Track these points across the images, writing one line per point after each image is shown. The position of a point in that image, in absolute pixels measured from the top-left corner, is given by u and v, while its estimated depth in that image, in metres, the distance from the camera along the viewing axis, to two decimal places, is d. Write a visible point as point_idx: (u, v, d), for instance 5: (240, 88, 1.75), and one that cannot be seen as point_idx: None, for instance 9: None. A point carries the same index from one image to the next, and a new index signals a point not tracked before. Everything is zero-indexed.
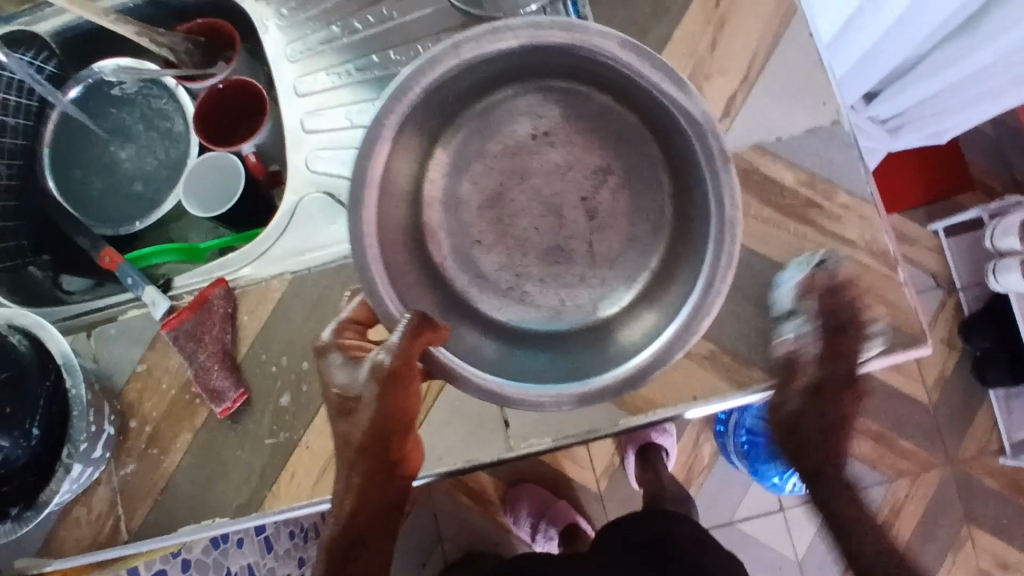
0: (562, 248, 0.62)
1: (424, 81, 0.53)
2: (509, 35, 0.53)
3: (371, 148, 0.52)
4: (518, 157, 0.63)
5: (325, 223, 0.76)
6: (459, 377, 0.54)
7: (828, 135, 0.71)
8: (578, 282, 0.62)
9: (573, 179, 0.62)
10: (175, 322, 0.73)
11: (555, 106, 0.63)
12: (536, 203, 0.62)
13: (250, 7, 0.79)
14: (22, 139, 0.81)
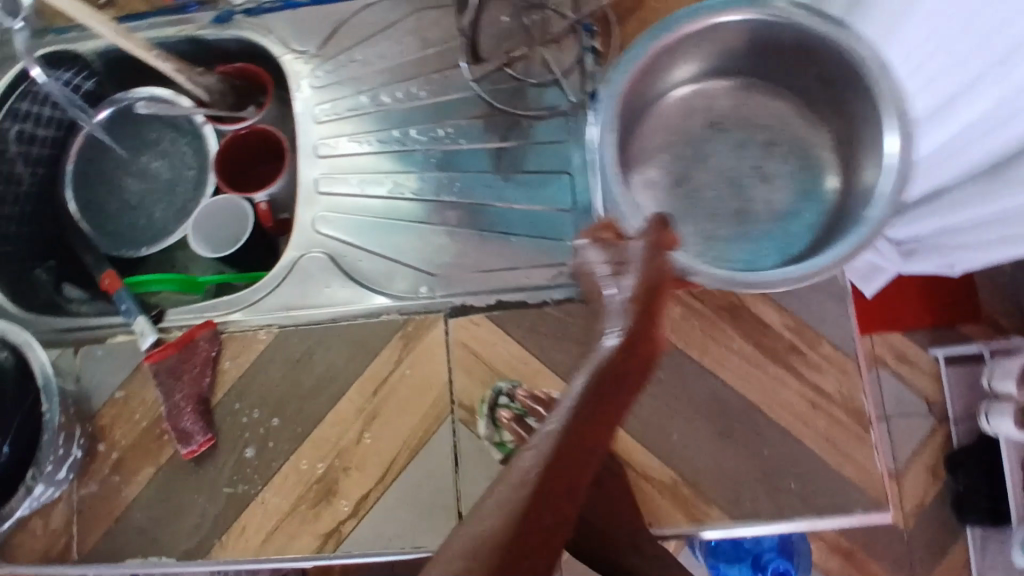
0: (748, 211, 0.73)
1: (655, 38, 0.66)
2: (726, 12, 0.66)
3: (632, 58, 0.66)
4: (696, 147, 0.76)
5: (320, 284, 0.78)
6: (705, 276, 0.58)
7: (821, 283, 0.71)
8: (747, 225, 0.73)
9: (747, 155, 0.75)
10: (158, 356, 0.75)
11: (726, 99, 0.77)
12: (717, 178, 0.74)
13: (287, 63, 0.82)
14: (49, 148, 0.84)
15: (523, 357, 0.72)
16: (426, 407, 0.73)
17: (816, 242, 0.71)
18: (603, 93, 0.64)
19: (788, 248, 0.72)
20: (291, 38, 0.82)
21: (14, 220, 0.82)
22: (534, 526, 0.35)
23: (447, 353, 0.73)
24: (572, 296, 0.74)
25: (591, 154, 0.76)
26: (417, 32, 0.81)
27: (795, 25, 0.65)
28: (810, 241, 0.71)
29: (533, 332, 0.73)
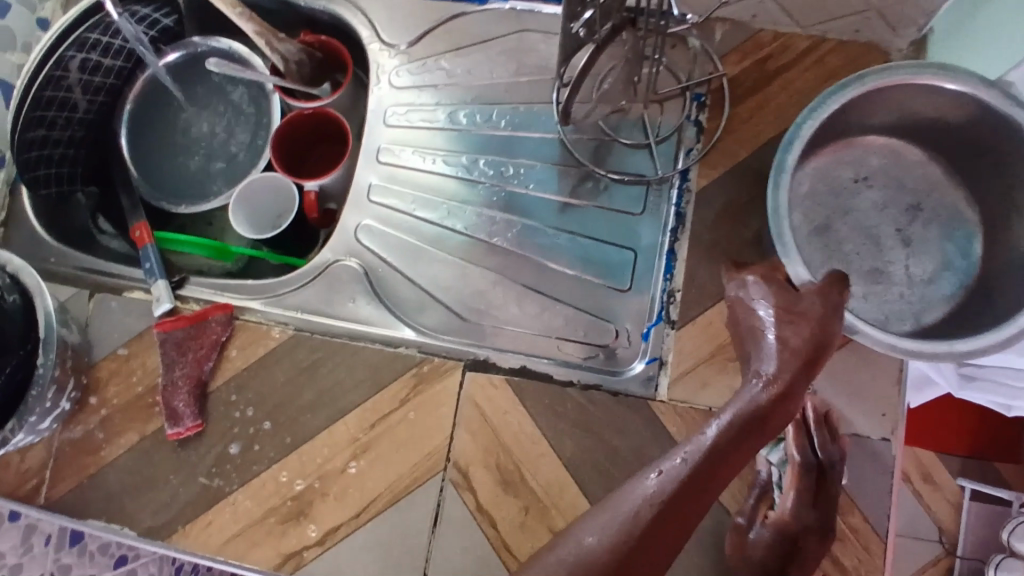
0: (883, 274, 0.65)
1: (863, 81, 0.59)
2: (896, 74, 0.59)
3: (814, 111, 0.59)
4: (839, 196, 0.68)
5: (346, 295, 0.73)
6: (862, 332, 0.55)
7: (870, 449, 0.65)
8: (894, 296, 0.65)
9: (891, 214, 0.67)
10: (170, 325, 0.72)
11: (875, 157, 0.68)
12: (859, 232, 0.66)
13: (372, 53, 0.77)
14: (113, 79, 0.81)
15: (533, 435, 0.68)
16: (420, 456, 0.69)
17: (936, 324, 0.64)
18: (794, 135, 0.58)
19: (918, 317, 0.64)
20: (383, 26, 0.77)
21: (63, 144, 0.79)
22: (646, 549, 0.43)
23: (455, 408, 0.69)
24: (600, 385, 0.68)
25: (661, 237, 0.70)
26: (511, 54, 0.75)
27: (1014, 122, 0.57)
28: (942, 315, 0.64)
29: (551, 412, 0.68)
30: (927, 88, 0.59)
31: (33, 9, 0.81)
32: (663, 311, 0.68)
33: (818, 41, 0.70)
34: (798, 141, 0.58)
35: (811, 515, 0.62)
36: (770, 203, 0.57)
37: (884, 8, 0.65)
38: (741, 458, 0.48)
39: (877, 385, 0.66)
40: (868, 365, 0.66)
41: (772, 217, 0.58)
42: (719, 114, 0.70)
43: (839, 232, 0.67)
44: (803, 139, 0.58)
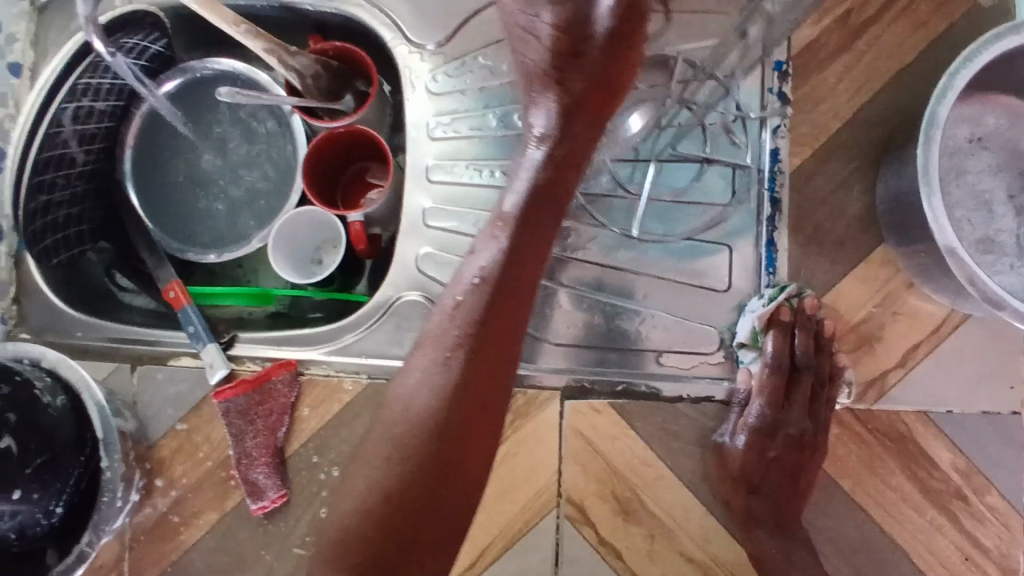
0: (993, 244, 0.61)
1: (1018, 29, 0.51)
2: None
3: (967, 60, 0.51)
4: (952, 158, 0.62)
5: (416, 333, 0.67)
6: (1010, 307, 0.50)
7: (1004, 424, 0.61)
8: (1007, 269, 0.61)
9: (1004, 179, 0.62)
10: (229, 394, 0.66)
11: (993, 114, 0.62)
12: (970, 198, 0.62)
13: (403, 60, 0.69)
14: (108, 121, 0.73)
15: (648, 458, 0.64)
16: (528, 496, 0.64)
17: None
18: (947, 85, 0.51)
19: None
20: (408, 25, 0.69)
21: (67, 205, 0.72)
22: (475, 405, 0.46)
23: (559, 441, 0.64)
24: (711, 397, 0.64)
25: (757, 227, 0.64)
26: None
27: None
28: None
29: (663, 432, 0.64)
30: None
31: None
32: None
33: None
34: (954, 92, 0.51)
35: (794, 431, 0.62)
36: (920, 160, 0.52)
37: None
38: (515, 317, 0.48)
39: (1003, 361, 0.62)
40: (989, 336, 0.62)
41: (918, 172, 0.53)
42: (799, 85, 0.64)
43: (948, 198, 0.62)
44: (957, 92, 0.51)
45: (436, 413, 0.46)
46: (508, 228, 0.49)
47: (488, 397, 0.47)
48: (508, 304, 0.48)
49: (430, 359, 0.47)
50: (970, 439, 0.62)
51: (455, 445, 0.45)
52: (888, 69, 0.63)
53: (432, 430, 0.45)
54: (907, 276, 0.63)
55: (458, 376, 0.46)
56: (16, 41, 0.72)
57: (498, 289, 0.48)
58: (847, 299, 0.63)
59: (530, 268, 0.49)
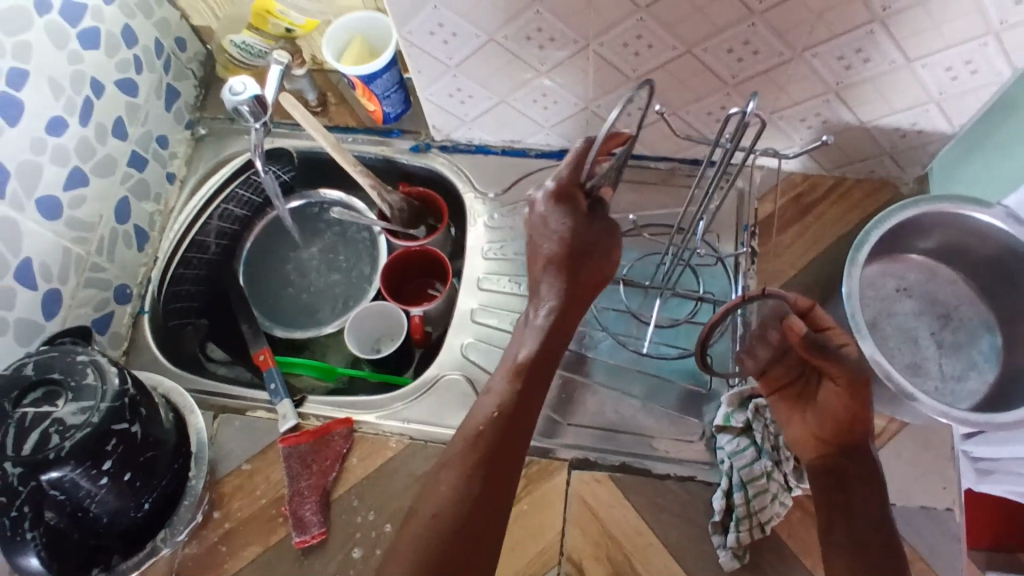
0: (920, 368, 0.78)
1: (916, 205, 0.73)
2: (943, 202, 0.73)
3: (880, 223, 0.72)
4: (883, 302, 0.81)
5: (455, 405, 0.82)
6: (922, 401, 0.66)
7: (940, 519, 0.73)
8: (932, 389, 0.77)
9: (925, 321, 0.80)
10: (293, 440, 0.80)
11: (914, 272, 0.82)
12: (899, 333, 0.79)
13: (468, 201, 0.92)
14: (236, 225, 0.98)
15: (638, 526, 0.74)
16: (534, 552, 0.74)
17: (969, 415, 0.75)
18: (862, 239, 0.72)
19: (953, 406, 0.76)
20: (476, 178, 0.93)
21: (189, 282, 0.95)
22: (485, 507, 0.61)
23: (564, 505, 0.76)
24: (695, 476, 0.77)
25: (732, 345, 0.81)
26: None
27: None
28: (975, 406, 0.76)
29: (653, 505, 0.75)
30: (961, 216, 0.73)
31: (164, 165, 0.94)
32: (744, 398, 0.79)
33: (838, 181, 0.87)
34: (867, 244, 0.72)
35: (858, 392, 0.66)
36: (844, 287, 0.70)
37: (896, 154, 0.80)
38: (518, 440, 0.65)
39: (937, 465, 0.75)
40: (923, 446, 0.76)
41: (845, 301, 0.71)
42: (762, 241, 0.85)
43: (881, 331, 0.79)
44: (871, 243, 0.72)
45: (452, 515, 0.60)
46: (513, 374, 0.67)
47: (498, 500, 0.62)
48: (511, 444, 0.64)
49: (453, 475, 0.63)
50: (914, 531, 0.73)
51: (467, 539, 0.60)
52: (828, 236, 0.85)
53: (448, 528, 0.60)
54: None
55: (477, 485, 0.62)
56: (175, 158, 0.96)
57: (510, 417, 0.65)
58: None
59: (532, 408, 0.66)
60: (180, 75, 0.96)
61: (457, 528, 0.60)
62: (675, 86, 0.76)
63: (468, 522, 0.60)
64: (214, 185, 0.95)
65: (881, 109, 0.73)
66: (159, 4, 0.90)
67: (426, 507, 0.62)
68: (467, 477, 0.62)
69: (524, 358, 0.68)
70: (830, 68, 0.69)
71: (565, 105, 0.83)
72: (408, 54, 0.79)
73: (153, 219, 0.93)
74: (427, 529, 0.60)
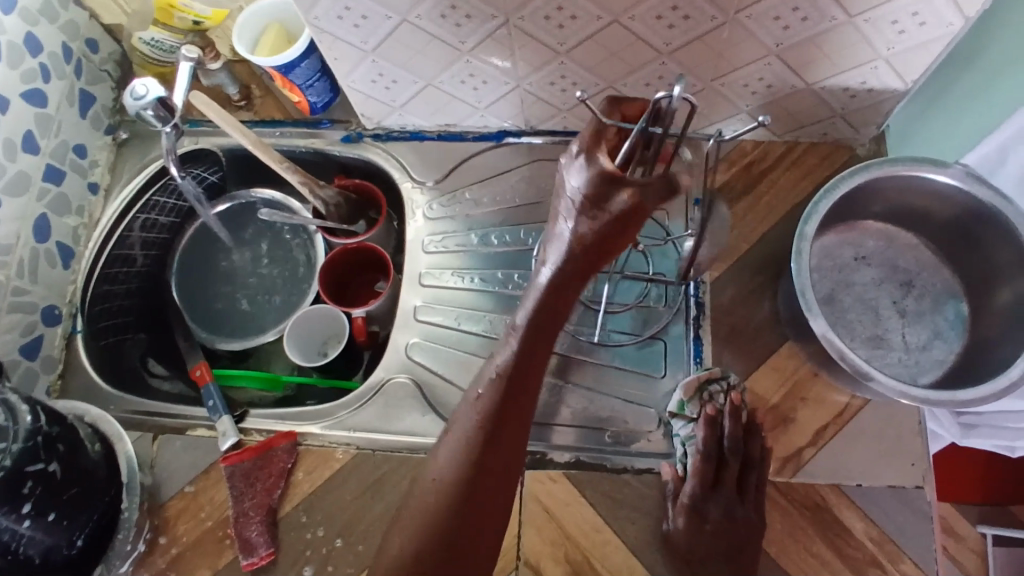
0: (882, 340, 0.74)
1: (869, 170, 0.68)
2: (897, 166, 0.68)
3: (832, 192, 0.68)
4: (842, 273, 0.77)
5: (403, 411, 0.79)
6: (880, 381, 0.62)
7: (908, 496, 0.71)
8: (896, 362, 0.73)
9: (887, 290, 0.76)
10: (234, 459, 0.75)
11: (873, 239, 0.78)
12: (859, 304, 0.76)
13: (407, 193, 0.88)
14: (165, 234, 0.94)
15: (596, 523, 0.72)
16: None
17: (933, 386, 0.72)
18: (813, 210, 0.67)
19: (917, 378, 0.73)
20: (413, 167, 0.88)
21: (121, 297, 0.91)
22: (490, 471, 0.58)
23: (520, 506, 0.73)
24: (653, 468, 0.74)
25: (686, 328, 0.77)
26: (530, 181, 0.86)
27: (988, 206, 0.67)
28: (940, 376, 0.73)
29: (610, 500, 0.72)
30: (917, 178, 0.69)
31: (84, 175, 0.89)
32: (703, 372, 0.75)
33: (791, 146, 0.83)
34: (818, 215, 0.67)
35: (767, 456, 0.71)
36: (793, 263, 0.66)
37: (848, 114, 0.76)
38: (523, 401, 0.61)
39: (902, 440, 0.73)
40: (889, 420, 0.73)
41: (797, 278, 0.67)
42: None
43: (841, 303, 0.76)
44: (822, 214, 0.67)
45: (456, 482, 0.57)
46: (515, 345, 0.62)
47: (505, 463, 0.59)
48: (519, 402, 0.60)
49: (455, 441, 0.59)
50: (881, 510, 0.71)
51: (475, 507, 0.56)
52: (783, 206, 0.81)
53: (452, 497, 0.56)
54: (812, 369, 0.75)
55: (480, 449, 0.58)
56: (97, 166, 0.91)
57: (514, 380, 0.60)
58: (768, 385, 0.75)
59: (536, 366, 0.62)
60: (94, 79, 0.90)
61: (462, 493, 0.56)
62: (609, 59, 0.71)
63: (473, 487, 0.57)
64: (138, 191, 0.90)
65: (830, 69, 0.68)
66: (64, 5, 0.83)
67: (432, 476, 0.59)
68: (467, 437, 0.59)
69: (525, 321, 0.62)
70: (769, 30, 0.64)
71: (496, 84, 0.78)
72: (320, 41, 0.73)
73: (77, 234, 0.88)
74: (429, 499, 0.57)
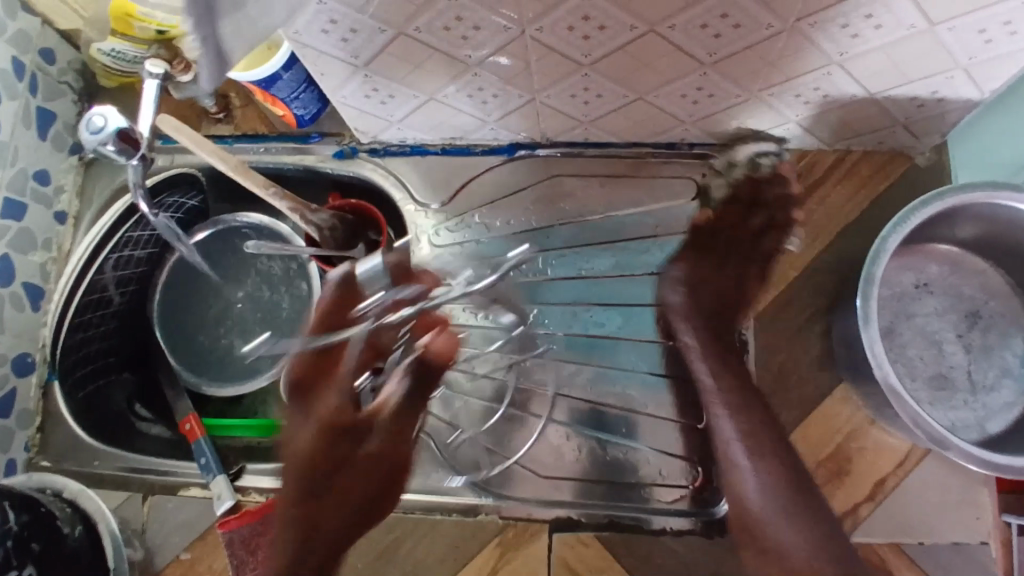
0: (946, 380, 0.67)
1: (942, 198, 0.59)
2: (973, 193, 0.59)
3: (901, 226, 0.59)
4: (901, 303, 0.68)
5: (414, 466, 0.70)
6: (955, 448, 0.55)
7: (971, 553, 0.65)
8: (962, 405, 0.66)
9: (951, 321, 0.68)
10: (233, 524, 0.69)
11: (936, 264, 0.69)
12: (920, 338, 0.67)
13: (410, 216, 0.79)
14: (143, 266, 0.84)
15: None
16: None
17: (1003, 433, 0.65)
18: (880, 247, 0.59)
19: (985, 424, 0.65)
20: (415, 187, 0.79)
21: (98, 340, 0.82)
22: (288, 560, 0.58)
23: (548, 572, 0.68)
24: (694, 529, 0.68)
25: None
26: (545, 202, 0.77)
27: None
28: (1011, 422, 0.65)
29: (644, 563, 0.68)
30: (995, 204, 0.60)
31: (49, 205, 0.80)
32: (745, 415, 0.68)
33: (842, 155, 0.74)
34: (886, 254, 0.59)
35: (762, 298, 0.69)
36: (860, 309, 0.58)
37: (911, 123, 0.67)
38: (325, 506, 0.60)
39: (966, 491, 0.66)
40: (952, 470, 0.67)
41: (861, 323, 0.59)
42: None
43: (899, 338, 0.67)
44: (890, 252, 0.59)
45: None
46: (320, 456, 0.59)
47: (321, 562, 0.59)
48: (321, 504, 0.59)
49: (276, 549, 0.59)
50: (941, 569, 0.65)
51: None
52: (834, 227, 0.73)
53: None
54: (868, 413, 0.68)
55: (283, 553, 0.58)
56: (63, 192, 0.82)
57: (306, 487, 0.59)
58: (817, 432, 0.68)
59: (333, 460, 0.59)
60: (53, 93, 0.80)
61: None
62: (638, 71, 0.61)
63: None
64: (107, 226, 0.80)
65: (897, 80, 0.59)
66: (11, 14, 0.72)
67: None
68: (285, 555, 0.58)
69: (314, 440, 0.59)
70: (833, 40, 0.54)
71: (508, 97, 0.68)
72: (302, 56, 0.61)
73: (46, 270, 0.80)
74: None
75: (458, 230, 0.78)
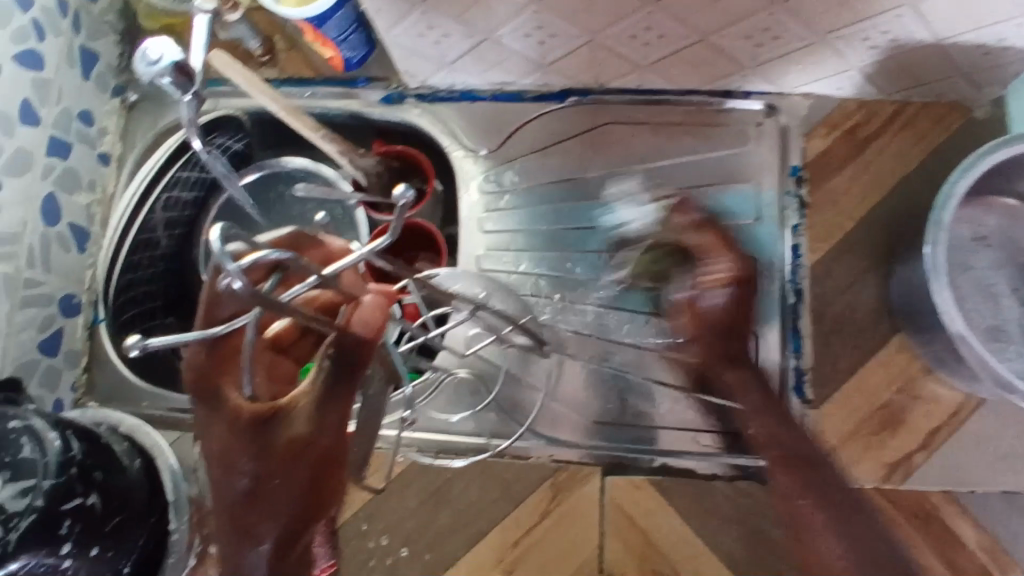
0: (1001, 332, 0.67)
1: (1010, 144, 0.58)
2: None
3: (968, 173, 0.59)
4: (958, 256, 0.68)
5: (465, 410, 0.71)
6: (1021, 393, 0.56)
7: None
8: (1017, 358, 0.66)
9: (1008, 274, 0.68)
10: None
11: (994, 217, 0.69)
12: (976, 290, 0.67)
13: (457, 162, 0.78)
14: (189, 210, 0.83)
15: (687, 534, 0.67)
16: (569, 568, 0.67)
17: None
18: (947, 195, 0.59)
19: None
20: (462, 132, 0.78)
21: (145, 283, 0.82)
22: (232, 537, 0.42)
23: (601, 515, 0.68)
24: (747, 475, 0.69)
25: (777, 316, 0.70)
26: (598, 149, 0.76)
27: None
28: None
29: (698, 509, 0.68)
30: None
31: (93, 146, 0.79)
32: (796, 364, 0.70)
33: (901, 107, 0.74)
34: (951, 202, 0.59)
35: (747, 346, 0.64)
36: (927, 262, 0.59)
37: (975, 73, 0.66)
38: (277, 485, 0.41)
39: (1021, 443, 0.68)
40: (1006, 421, 0.68)
41: (928, 271, 0.59)
42: (812, 190, 0.74)
43: (956, 291, 0.67)
44: (958, 199, 0.59)
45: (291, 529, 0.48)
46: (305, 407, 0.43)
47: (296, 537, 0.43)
48: (277, 482, 0.41)
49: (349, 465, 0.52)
50: (992, 516, 0.67)
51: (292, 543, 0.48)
52: (889, 180, 0.73)
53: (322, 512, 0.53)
54: (924, 362, 0.69)
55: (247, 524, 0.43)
56: (106, 134, 0.81)
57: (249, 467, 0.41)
58: (874, 383, 0.70)
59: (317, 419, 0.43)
60: (94, 33, 0.78)
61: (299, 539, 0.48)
62: (705, 11, 0.60)
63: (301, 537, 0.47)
64: (156, 167, 0.81)
65: (960, 27, 0.58)
66: None
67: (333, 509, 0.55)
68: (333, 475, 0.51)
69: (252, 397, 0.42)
70: None
71: (567, 38, 0.65)
72: None
73: (92, 212, 0.79)
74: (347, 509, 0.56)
75: (506, 177, 0.77)
